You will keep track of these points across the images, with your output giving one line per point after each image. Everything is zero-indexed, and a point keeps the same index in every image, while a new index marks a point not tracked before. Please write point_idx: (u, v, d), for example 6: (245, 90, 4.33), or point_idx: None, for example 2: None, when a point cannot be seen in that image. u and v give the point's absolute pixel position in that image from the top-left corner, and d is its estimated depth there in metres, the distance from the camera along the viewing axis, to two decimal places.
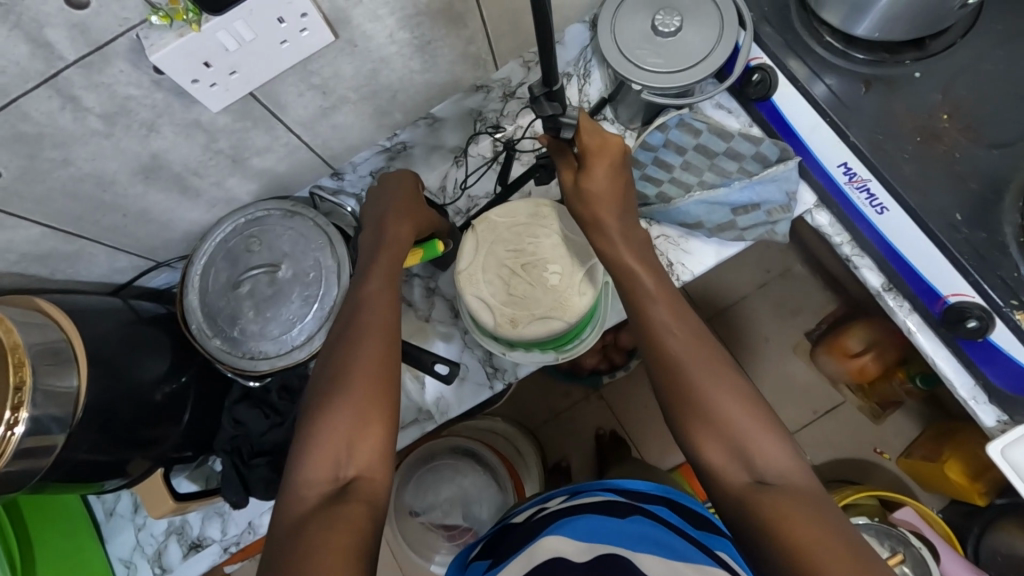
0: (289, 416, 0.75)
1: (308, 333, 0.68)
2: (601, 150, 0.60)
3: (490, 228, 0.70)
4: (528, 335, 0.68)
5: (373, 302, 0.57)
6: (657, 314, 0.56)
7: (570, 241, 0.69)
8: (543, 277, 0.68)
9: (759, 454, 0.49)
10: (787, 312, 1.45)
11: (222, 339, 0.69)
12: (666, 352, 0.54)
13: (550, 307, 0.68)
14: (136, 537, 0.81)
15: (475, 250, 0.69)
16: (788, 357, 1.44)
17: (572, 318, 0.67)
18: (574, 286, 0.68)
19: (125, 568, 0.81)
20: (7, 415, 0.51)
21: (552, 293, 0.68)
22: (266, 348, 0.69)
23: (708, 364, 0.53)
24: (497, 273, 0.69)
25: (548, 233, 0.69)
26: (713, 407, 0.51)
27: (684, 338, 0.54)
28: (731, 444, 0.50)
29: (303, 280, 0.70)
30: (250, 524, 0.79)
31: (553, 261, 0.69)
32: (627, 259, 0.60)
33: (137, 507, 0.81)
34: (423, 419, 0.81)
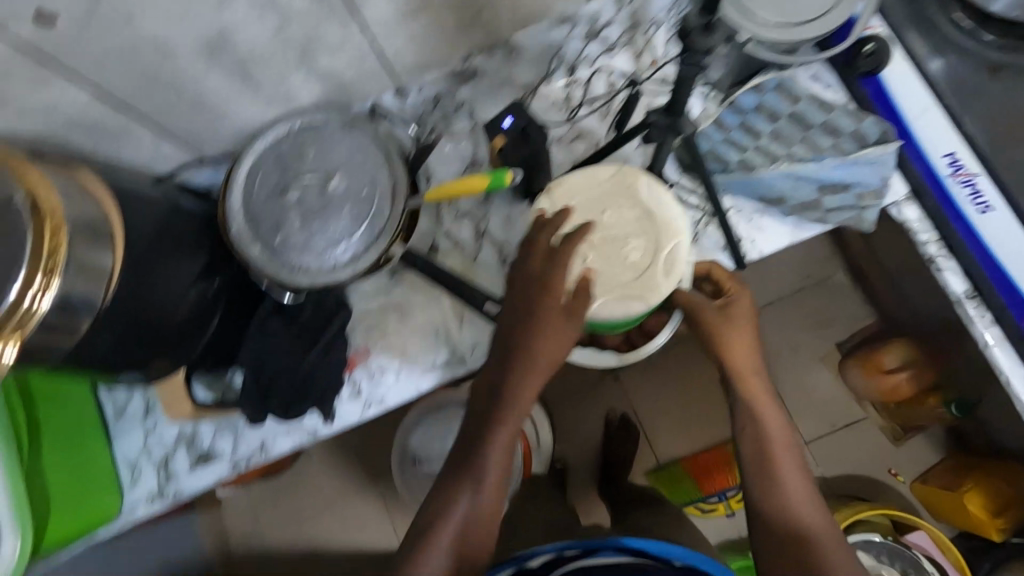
0: (319, 337, 0.71)
1: (354, 251, 0.64)
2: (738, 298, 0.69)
3: (566, 191, 0.66)
4: (599, 313, 0.64)
5: (550, 283, 0.60)
6: (753, 410, 0.67)
7: (652, 217, 0.66)
8: (623, 252, 0.65)
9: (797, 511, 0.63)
10: (820, 321, 1.41)
11: (262, 247, 0.65)
12: (755, 434, 0.66)
13: (626, 288, 0.64)
14: (144, 441, 0.78)
15: (549, 216, 0.66)
16: (815, 366, 1.40)
17: (652, 300, 0.64)
18: (655, 267, 0.64)
19: (129, 470, 0.78)
20: (39, 281, 0.48)
21: (631, 270, 0.64)
22: (307, 262, 0.64)
23: (780, 444, 0.66)
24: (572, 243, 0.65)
25: (632, 206, 0.66)
26: (786, 510, 0.63)
27: (765, 412, 0.67)
28: (779, 506, 0.64)
29: (355, 196, 0.65)
30: (262, 444, 0.76)
31: (633, 237, 0.65)
32: (745, 373, 0.67)
33: (149, 410, 0.79)
34: (454, 362, 0.76)
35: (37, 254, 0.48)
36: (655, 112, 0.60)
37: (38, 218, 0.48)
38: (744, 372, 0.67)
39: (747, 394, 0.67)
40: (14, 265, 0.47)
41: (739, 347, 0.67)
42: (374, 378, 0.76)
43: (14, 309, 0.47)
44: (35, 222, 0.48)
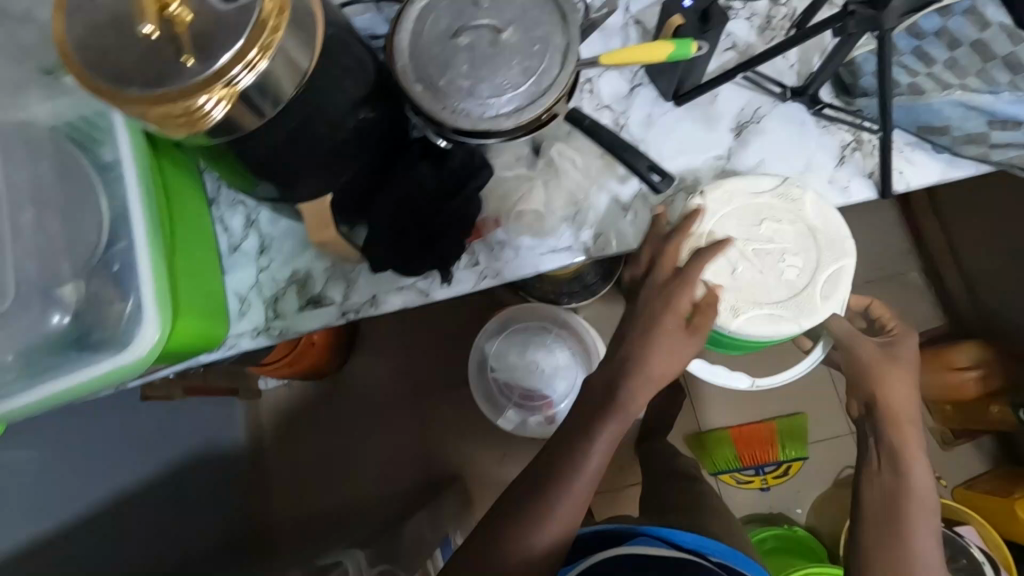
0: (459, 191, 0.71)
1: (519, 104, 0.64)
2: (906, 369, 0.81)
3: (725, 199, 0.73)
4: (756, 328, 0.72)
5: (678, 311, 0.70)
6: (901, 459, 0.76)
7: (812, 236, 0.74)
8: (779, 267, 0.73)
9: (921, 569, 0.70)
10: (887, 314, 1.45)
11: (425, 86, 0.64)
12: (892, 483, 0.75)
13: (784, 301, 0.73)
14: (257, 276, 0.79)
15: (712, 228, 0.73)
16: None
17: (806, 322, 0.72)
18: (812, 287, 0.73)
19: (238, 302, 0.79)
20: (251, 55, 0.47)
21: (785, 286, 0.73)
22: (469, 107, 0.64)
23: (917, 499, 0.74)
24: (735, 258, 0.73)
25: (793, 220, 0.73)
26: (899, 538, 0.71)
27: (912, 466, 0.75)
28: (889, 546, 0.71)
29: (527, 50, 0.64)
30: (374, 297, 0.77)
31: (791, 255, 0.74)
32: (897, 416, 0.78)
33: (264, 249, 0.80)
34: (577, 250, 0.75)
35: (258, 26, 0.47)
36: (856, 3, 0.60)
37: None
38: (898, 417, 0.78)
39: (899, 440, 0.77)
40: (233, 31, 0.47)
41: (906, 408, 0.79)
42: (495, 253, 0.76)
43: (224, 73, 0.46)
44: None
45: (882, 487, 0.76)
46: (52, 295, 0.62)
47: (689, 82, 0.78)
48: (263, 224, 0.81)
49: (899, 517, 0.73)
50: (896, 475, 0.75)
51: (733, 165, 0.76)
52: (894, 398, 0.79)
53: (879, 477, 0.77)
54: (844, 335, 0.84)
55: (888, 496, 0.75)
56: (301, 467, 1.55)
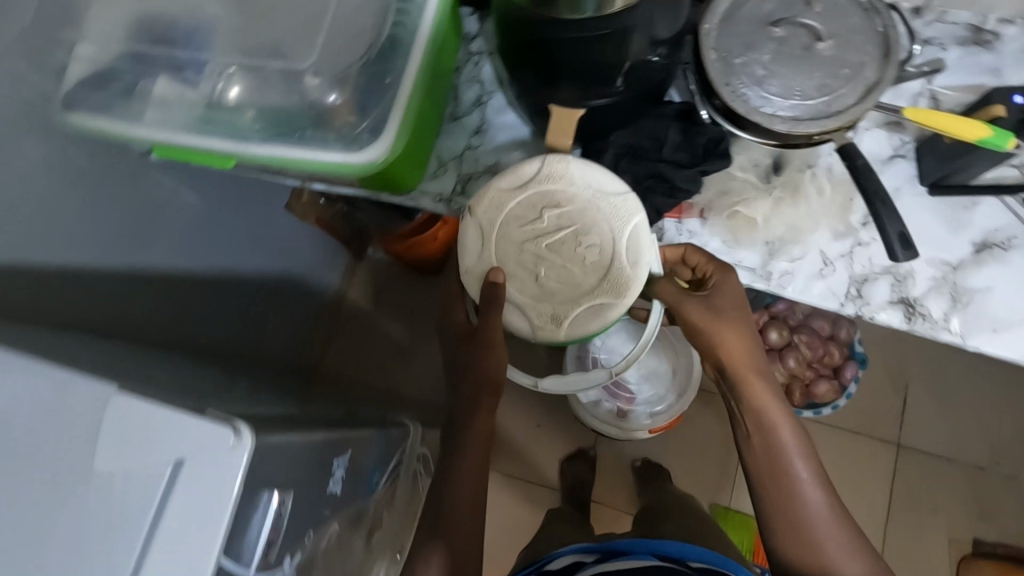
0: (690, 164, 0.71)
1: (800, 114, 0.63)
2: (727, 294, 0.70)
3: (496, 207, 0.67)
4: (575, 332, 0.65)
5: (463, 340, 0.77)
6: (763, 415, 0.73)
7: (590, 210, 0.66)
8: (578, 254, 0.65)
9: (816, 511, 0.70)
10: (975, 507, 1.42)
11: (720, 57, 0.65)
12: (765, 439, 0.73)
13: (596, 293, 0.65)
14: (463, 151, 0.84)
15: (483, 242, 0.67)
16: (937, 540, 1.41)
17: (626, 294, 0.64)
18: (620, 258, 0.65)
19: (437, 165, 0.84)
20: None
21: (590, 270, 0.65)
22: (750, 94, 0.64)
23: (787, 445, 0.72)
24: (527, 263, 0.66)
25: (569, 200, 0.66)
26: (787, 493, 0.71)
27: (773, 417, 0.72)
28: (784, 502, 0.71)
29: (834, 69, 0.63)
30: None
31: (584, 233, 0.66)
32: (745, 365, 0.72)
33: (481, 131, 0.84)
34: (757, 275, 0.74)
35: None
36: None
37: None
38: (744, 366, 0.72)
39: (748, 388, 0.72)
40: None
41: (734, 348, 0.71)
42: (679, 237, 0.75)
43: None
44: None
45: (763, 449, 0.73)
46: (306, 78, 0.68)
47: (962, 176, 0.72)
48: (489, 110, 0.85)
49: (780, 476, 0.72)
50: (764, 434, 0.72)
51: (957, 277, 0.71)
52: (732, 345, 0.71)
53: (749, 438, 0.74)
54: (672, 296, 0.69)
55: (767, 452, 0.73)
56: (368, 335, 1.65)
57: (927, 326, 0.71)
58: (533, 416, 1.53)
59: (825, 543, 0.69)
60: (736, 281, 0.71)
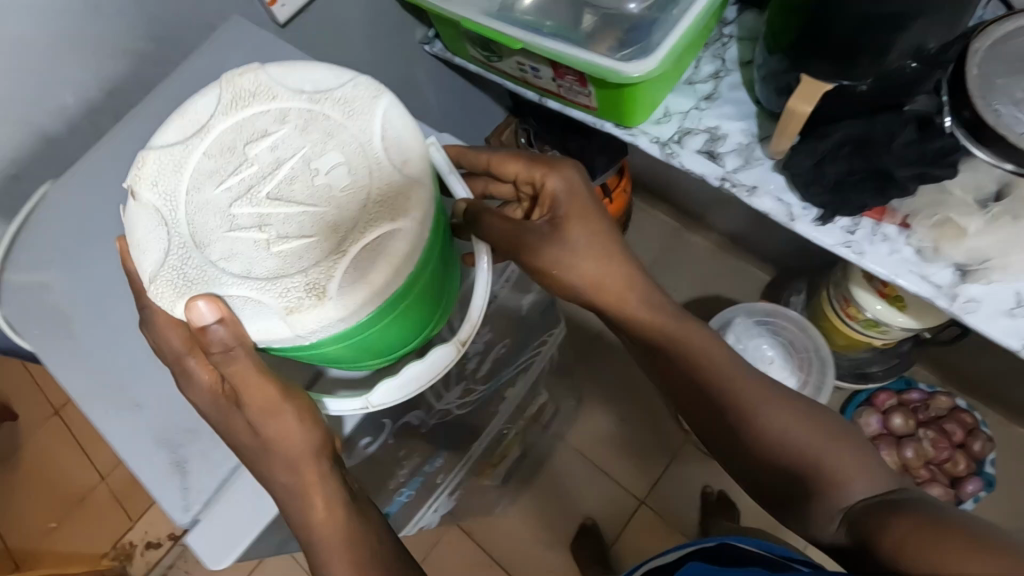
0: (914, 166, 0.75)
1: None
2: (580, 215, 0.66)
3: (177, 169, 0.53)
4: (334, 304, 0.49)
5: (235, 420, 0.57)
6: (688, 361, 0.69)
7: (294, 125, 0.53)
8: (286, 188, 0.51)
9: (799, 433, 0.64)
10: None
11: (982, 73, 0.69)
12: (696, 391, 0.69)
13: (373, 224, 0.50)
14: (689, 110, 0.93)
15: (159, 208, 0.53)
16: None
17: (402, 220, 0.50)
18: (336, 194, 0.51)
19: (662, 114, 0.94)
20: None
21: (324, 187, 0.51)
22: (1001, 111, 0.67)
23: (731, 380, 0.68)
24: (226, 223, 0.51)
25: (251, 138, 0.53)
26: (753, 431, 0.65)
27: (698, 349, 0.69)
28: (761, 441, 0.65)
29: None
30: (754, 187, 0.86)
31: (287, 154, 0.52)
32: (631, 313, 0.70)
33: (709, 97, 0.93)
34: (942, 293, 0.77)
35: None
36: None
37: None
38: (649, 317, 0.69)
39: (671, 336, 0.69)
40: None
41: (610, 290, 0.68)
42: (873, 237, 0.80)
43: None
44: None
45: (698, 398, 0.69)
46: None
47: None
48: (723, 84, 0.94)
49: (742, 425, 0.66)
50: (721, 389, 0.67)
51: None
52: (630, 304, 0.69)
53: (715, 418, 0.68)
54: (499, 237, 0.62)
55: (716, 399, 0.68)
56: None
57: None
58: (622, 407, 1.59)
59: (824, 463, 0.62)
60: (576, 176, 0.67)
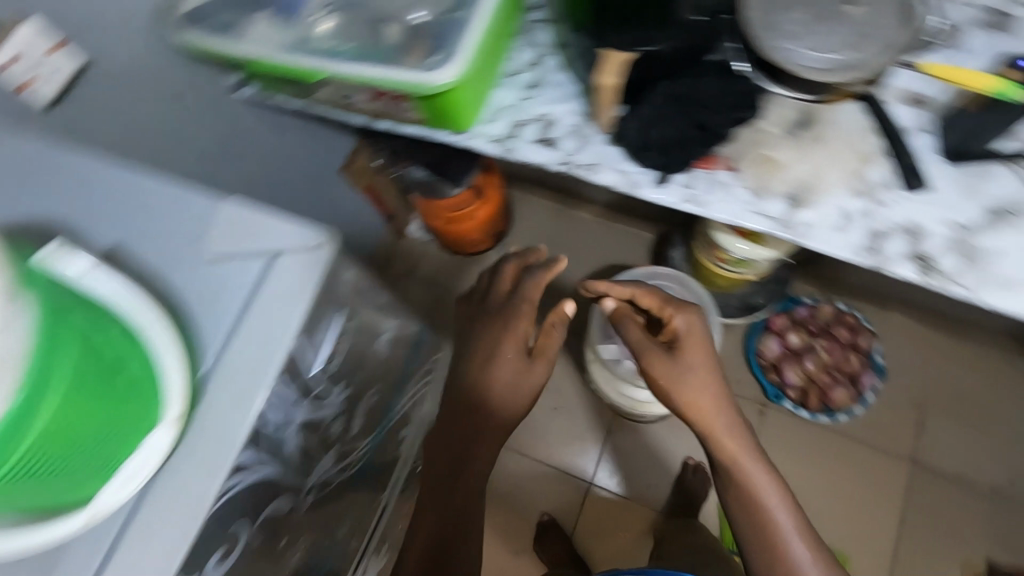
0: (719, 114, 0.79)
1: (828, 65, 0.70)
2: (694, 347, 0.89)
3: None
4: None
5: None
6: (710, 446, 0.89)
7: None
8: None
9: (780, 516, 0.85)
10: (994, 534, 1.40)
11: (761, 16, 0.72)
12: (727, 476, 0.88)
13: None
14: (517, 101, 0.92)
15: None
16: (952, 562, 1.39)
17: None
18: None
19: (492, 111, 0.93)
20: None
21: None
22: (784, 46, 0.71)
23: (743, 462, 0.87)
24: None
25: None
26: (749, 505, 0.86)
27: (721, 442, 0.88)
28: (752, 519, 0.85)
29: (861, 30, 0.70)
30: (595, 165, 0.87)
31: None
32: (702, 408, 0.87)
33: (534, 84, 0.93)
34: (781, 224, 0.80)
35: None
36: None
37: None
38: (705, 407, 0.87)
39: (694, 412, 0.87)
40: None
41: (694, 398, 0.87)
42: (712, 186, 0.83)
43: None
44: None
45: (731, 471, 0.88)
46: None
47: (975, 145, 0.78)
48: (545, 69, 0.93)
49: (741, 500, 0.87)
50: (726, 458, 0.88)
51: (970, 238, 0.76)
52: (687, 394, 0.87)
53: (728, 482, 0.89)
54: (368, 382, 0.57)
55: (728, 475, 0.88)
56: None
57: (940, 279, 0.76)
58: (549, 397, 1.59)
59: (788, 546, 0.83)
60: (702, 326, 0.91)
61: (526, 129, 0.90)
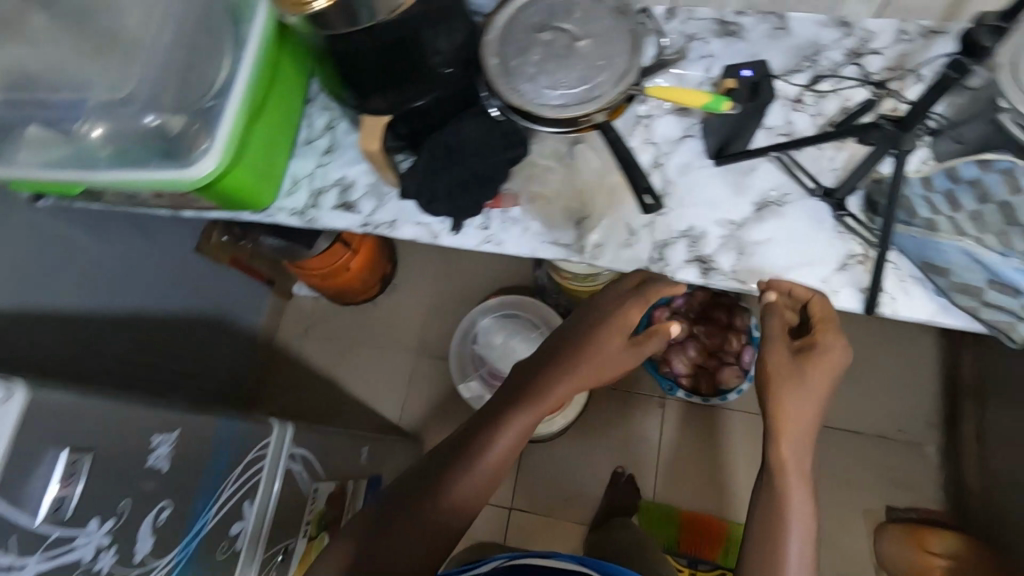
0: (493, 156, 0.80)
1: (565, 100, 0.73)
2: (829, 357, 0.71)
3: None
4: None
5: None
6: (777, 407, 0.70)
7: None
8: None
9: (802, 566, 0.65)
10: (886, 477, 1.46)
11: (499, 62, 0.75)
12: (774, 483, 0.68)
13: None
14: (314, 169, 0.93)
15: None
16: (855, 514, 1.44)
17: None
18: None
19: (291, 183, 0.93)
20: None
21: None
22: (524, 89, 0.74)
23: (798, 470, 0.68)
24: None
25: None
26: (776, 541, 0.66)
27: (823, 394, 0.70)
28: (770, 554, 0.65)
29: (591, 61, 0.74)
30: (394, 221, 0.88)
31: None
32: (817, 376, 0.70)
33: (329, 150, 0.93)
34: (572, 249, 0.83)
35: None
36: (887, 121, 0.67)
37: None
38: (799, 411, 0.69)
39: (814, 345, 0.72)
40: None
41: (795, 416, 0.69)
42: (504, 224, 0.85)
43: None
44: None
45: (793, 462, 0.68)
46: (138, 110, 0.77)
47: (735, 145, 0.81)
48: (338, 133, 0.94)
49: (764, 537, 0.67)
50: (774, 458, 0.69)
51: (742, 233, 0.80)
52: (788, 403, 0.69)
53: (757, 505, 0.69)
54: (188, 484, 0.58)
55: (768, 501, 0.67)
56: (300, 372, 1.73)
57: (720, 278, 0.79)
58: None
59: None
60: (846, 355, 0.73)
61: (325, 197, 0.91)
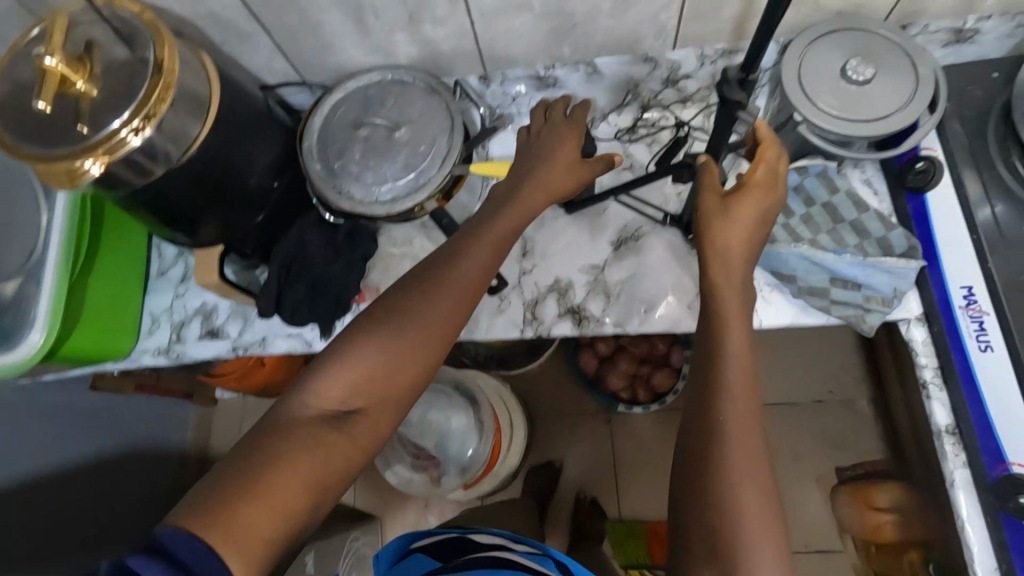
0: (344, 258, 0.79)
1: (395, 193, 0.72)
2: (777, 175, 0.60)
3: None
4: None
5: None
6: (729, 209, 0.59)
7: None
8: None
9: (752, 412, 0.53)
10: (828, 439, 1.50)
11: (322, 166, 0.73)
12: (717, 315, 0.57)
13: None
14: (171, 302, 0.89)
15: None
16: (810, 482, 1.48)
17: None
18: None
19: (150, 321, 0.88)
20: (136, 123, 0.57)
21: None
22: (353, 190, 0.73)
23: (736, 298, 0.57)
24: None
25: None
26: (722, 378, 0.54)
27: (768, 200, 0.60)
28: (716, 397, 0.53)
29: (413, 148, 0.73)
30: (263, 338, 0.85)
31: None
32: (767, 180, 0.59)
33: (184, 278, 0.89)
34: None
35: (144, 103, 0.57)
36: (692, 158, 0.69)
37: (151, 89, 0.58)
38: (744, 215, 0.58)
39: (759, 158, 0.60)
40: (122, 106, 0.57)
41: (728, 237, 0.58)
42: None
43: (109, 135, 0.57)
44: (149, 90, 0.57)
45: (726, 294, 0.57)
46: None
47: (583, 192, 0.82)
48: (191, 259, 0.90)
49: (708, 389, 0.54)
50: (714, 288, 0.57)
51: (605, 275, 0.81)
52: (724, 228, 0.58)
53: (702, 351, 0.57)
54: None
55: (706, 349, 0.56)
56: None
57: (593, 325, 0.79)
58: (414, 501, 1.55)
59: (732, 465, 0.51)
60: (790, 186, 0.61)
61: (188, 329, 0.87)
